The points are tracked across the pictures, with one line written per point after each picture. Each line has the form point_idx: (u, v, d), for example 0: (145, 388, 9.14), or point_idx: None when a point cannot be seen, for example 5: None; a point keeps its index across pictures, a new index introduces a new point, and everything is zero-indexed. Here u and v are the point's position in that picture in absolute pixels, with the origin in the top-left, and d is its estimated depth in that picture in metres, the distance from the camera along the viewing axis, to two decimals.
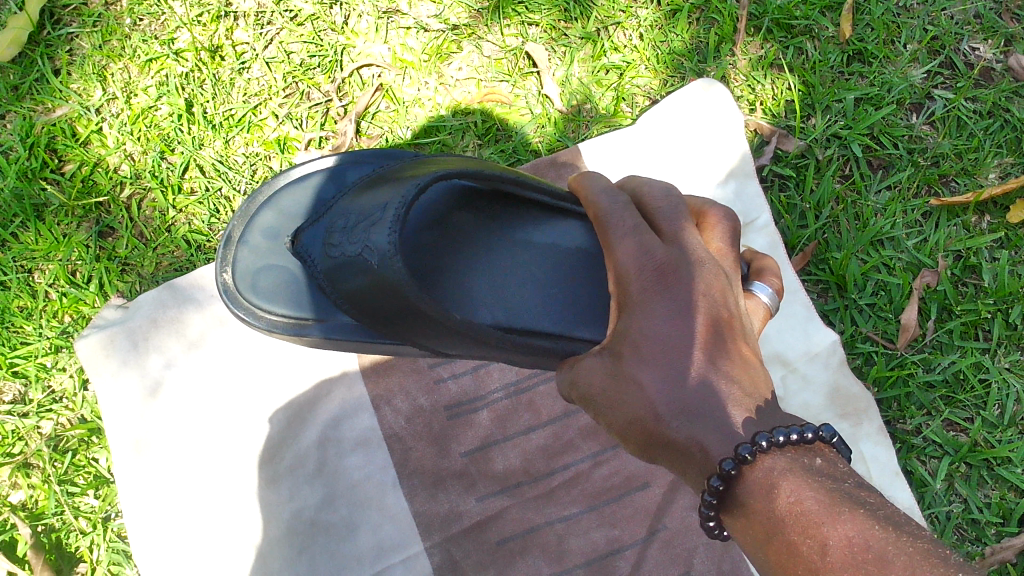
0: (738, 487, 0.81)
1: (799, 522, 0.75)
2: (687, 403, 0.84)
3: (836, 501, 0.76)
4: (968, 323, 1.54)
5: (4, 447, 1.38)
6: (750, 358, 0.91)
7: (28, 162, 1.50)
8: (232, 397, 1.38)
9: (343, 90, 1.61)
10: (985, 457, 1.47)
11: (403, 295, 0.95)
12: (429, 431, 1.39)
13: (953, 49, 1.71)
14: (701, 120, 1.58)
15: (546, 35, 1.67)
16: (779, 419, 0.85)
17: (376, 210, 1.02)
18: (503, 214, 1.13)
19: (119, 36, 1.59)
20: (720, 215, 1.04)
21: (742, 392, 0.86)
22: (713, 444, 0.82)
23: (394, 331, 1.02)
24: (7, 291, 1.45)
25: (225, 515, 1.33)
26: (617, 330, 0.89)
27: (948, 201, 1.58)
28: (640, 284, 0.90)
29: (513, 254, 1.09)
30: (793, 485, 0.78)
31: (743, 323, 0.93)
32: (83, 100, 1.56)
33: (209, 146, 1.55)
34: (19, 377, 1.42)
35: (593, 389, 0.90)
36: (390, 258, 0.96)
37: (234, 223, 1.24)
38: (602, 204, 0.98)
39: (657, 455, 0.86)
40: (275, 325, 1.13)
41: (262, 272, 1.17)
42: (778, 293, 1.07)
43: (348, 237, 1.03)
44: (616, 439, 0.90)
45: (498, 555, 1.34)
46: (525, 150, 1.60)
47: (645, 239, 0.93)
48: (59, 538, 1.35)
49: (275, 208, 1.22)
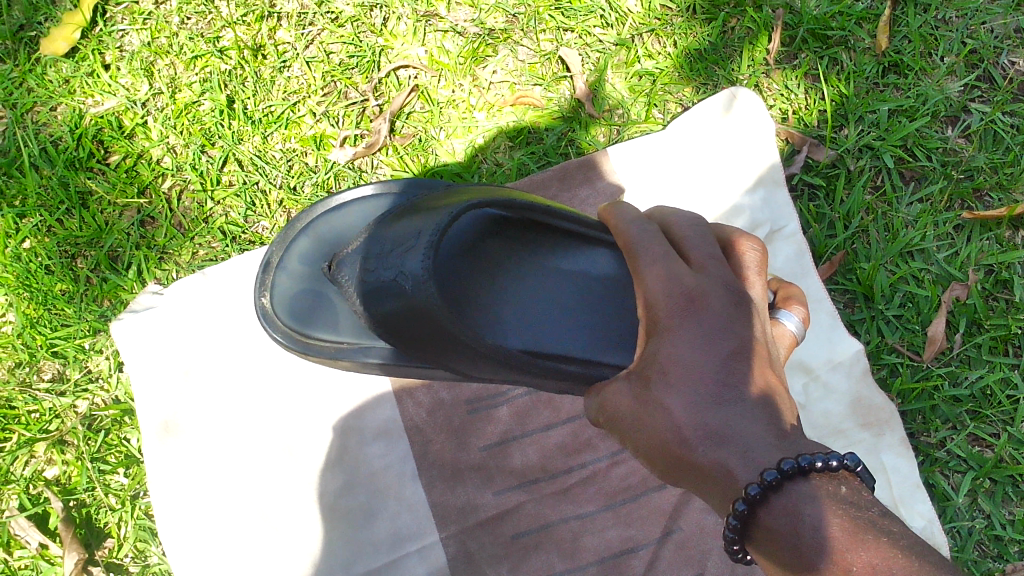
0: (763, 513, 0.79)
1: (824, 548, 0.75)
2: (713, 426, 0.82)
3: (859, 527, 0.76)
4: (997, 338, 1.52)
5: (41, 424, 1.44)
6: (777, 386, 0.89)
7: (76, 152, 1.56)
8: (264, 395, 1.41)
9: (379, 91, 1.65)
10: (1010, 474, 1.45)
11: (435, 319, 0.97)
12: (449, 424, 1.41)
13: (992, 62, 1.69)
14: (731, 128, 1.59)
15: (581, 40, 1.70)
16: (806, 448, 0.83)
17: (410, 237, 1.02)
18: (534, 240, 1.14)
19: (167, 34, 1.64)
20: (749, 243, 1.02)
21: (767, 420, 0.84)
22: (739, 467, 0.80)
23: (424, 355, 1.03)
24: (50, 275, 1.50)
25: (243, 508, 1.35)
26: (644, 353, 0.89)
27: (981, 214, 1.57)
28: (668, 310, 0.89)
29: (547, 280, 1.10)
30: (818, 511, 0.78)
31: (770, 351, 0.92)
32: (131, 94, 1.61)
33: (248, 141, 1.60)
34: (58, 357, 1.48)
35: (620, 412, 0.89)
36: (423, 284, 0.97)
37: (272, 247, 1.30)
38: (632, 233, 0.99)
39: (683, 479, 0.84)
40: (311, 348, 1.19)
41: (299, 295, 1.24)
42: (805, 321, 1.07)
43: (383, 263, 1.02)
44: (643, 463, 0.88)
45: (512, 550, 1.35)
46: (555, 152, 1.62)
47: (673, 267, 0.92)
48: (88, 513, 1.41)
49: (312, 236, 1.28)
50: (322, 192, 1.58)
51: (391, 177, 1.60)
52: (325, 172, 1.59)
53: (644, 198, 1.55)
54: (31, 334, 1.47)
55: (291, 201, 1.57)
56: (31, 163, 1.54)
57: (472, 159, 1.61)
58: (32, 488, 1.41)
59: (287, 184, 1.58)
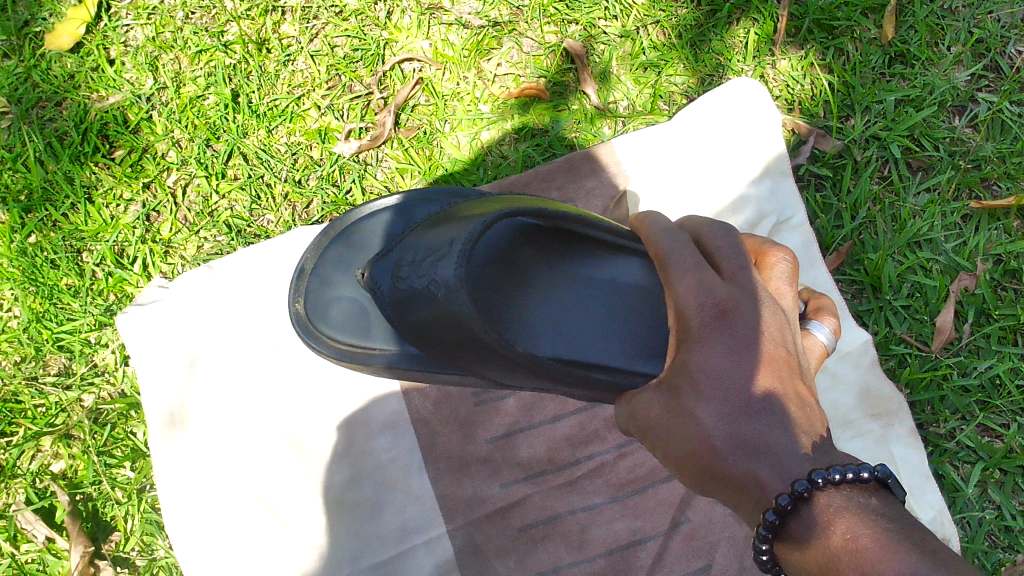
0: (795, 523, 0.78)
1: (853, 558, 0.72)
2: (744, 436, 0.81)
3: (893, 538, 0.72)
4: (1007, 328, 1.51)
5: (47, 418, 1.44)
6: (807, 396, 0.87)
7: (81, 147, 1.56)
8: (279, 394, 1.41)
9: (384, 84, 1.65)
10: (1020, 464, 1.44)
11: (467, 327, 0.96)
12: (456, 416, 1.41)
13: (999, 52, 1.68)
14: (738, 118, 1.58)
15: (586, 33, 1.69)
16: (838, 458, 0.81)
17: (444, 245, 1.01)
18: (566, 247, 1.12)
19: (171, 28, 1.64)
20: (779, 253, 1.00)
21: (798, 430, 0.82)
22: (769, 478, 0.79)
23: (456, 361, 1.03)
24: (57, 269, 1.50)
25: (251, 505, 1.34)
26: (674, 364, 0.87)
27: (989, 204, 1.56)
28: (700, 319, 0.86)
29: (571, 287, 1.10)
30: (851, 523, 0.75)
31: (800, 361, 0.90)
32: (136, 89, 1.61)
33: (253, 135, 1.60)
34: (64, 352, 1.48)
35: (651, 421, 0.88)
36: (456, 293, 0.96)
37: (306, 254, 1.31)
38: (663, 244, 0.97)
39: (714, 490, 0.83)
40: (342, 353, 1.20)
41: (332, 301, 1.24)
42: (837, 331, 1.03)
43: (416, 271, 1.03)
44: (673, 472, 0.88)
45: (519, 542, 1.35)
46: (560, 144, 1.62)
47: (705, 277, 0.89)
48: (95, 507, 1.40)
49: (346, 242, 1.29)
50: (327, 185, 1.58)
51: (396, 171, 1.60)
52: (330, 165, 1.59)
53: (648, 191, 1.54)
54: (37, 328, 1.47)
55: (296, 194, 1.57)
56: (36, 157, 1.54)
57: (476, 152, 1.60)
58: (39, 482, 1.41)
59: (291, 177, 1.58)
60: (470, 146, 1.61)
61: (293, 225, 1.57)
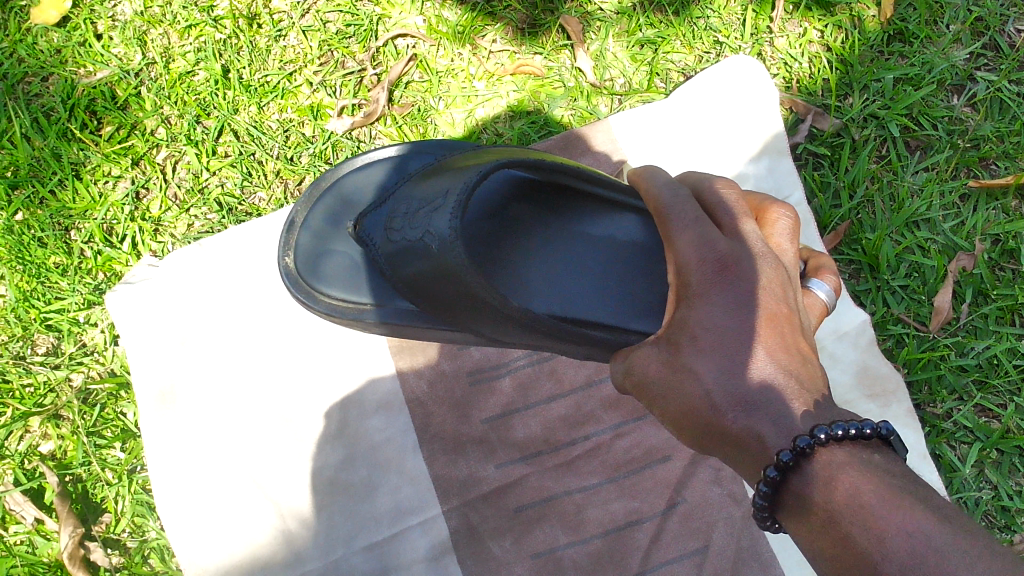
0: (796, 480, 0.76)
1: (857, 514, 0.70)
2: (743, 393, 0.80)
3: (896, 492, 0.71)
4: (1004, 308, 1.50)
5: (36, 398, 1.42)
6: (808, 353, 0.86)
7: (69, 123, 1.53)
8: (271, 358, 1.39)
9: (377, 60, 1.62)
10: (1017, 444, 1.43)
11: (463, 281, 0.95)
12: (451, 396, 1.39)
13: (998, 30, 1.67)
14: (735, 95, 1.56)
15: (582, 9, 1.66)
16: (839, 415, 0.80)
17: (438, 196, 1.00)
18: (565, 205, 1.11)
19: (160, 3, 1.61)
20: (780, 210, 0.98)
21: (798, 387, 0.81)
22: (770, 435, 0.78)
23: (452, 317, 1.03)
24: (44, 248, 1.48)
25: (237, 481, 1.33)
26: (674, 319, 0.85)
27: (987, 183, 1.55)
28: (700, 274, 0.85)
29: (569, 246, 1.09)
30: (853, 478, 0.73)
31: (801, 318, 0.89)
32: (124, 64, 1.58)
33: (243, 112, 1.57)
34: (53, 331, 1.46)
35: (648, 378, 0.86)
36: (452, 245, 0.95)
37: (297, 207, 1.28)
38: (663, 196, 0.94)
39: (713, 447, 0.82)
40: (334, 308, 1.18)
41: (325, 258, 1.21)
42: (837, 290, 1.01)
43: (411, 223, 1.02)
44: (672, 430, 0.86)
45: (515, 523, 1.33)
46: (557, 123, 1.60)
47: (706, 231, 0.88)
48: (85, 488, 1.38)
49: (338, 194, 1.27)
50: (320, 162, 1.55)
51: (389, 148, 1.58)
52: (322, 142, 1.56)
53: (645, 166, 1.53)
54: (25, 307, 1.45)
55: (288, 172, 1.54)
56: (22, 134, 1.51)
57: (471, 130, 1.59)
58: (27, 463, 1.39)
59: (283, 154, 1.56)
60: (465, 124, 1.59)
61: (285, 202, 1.54)
